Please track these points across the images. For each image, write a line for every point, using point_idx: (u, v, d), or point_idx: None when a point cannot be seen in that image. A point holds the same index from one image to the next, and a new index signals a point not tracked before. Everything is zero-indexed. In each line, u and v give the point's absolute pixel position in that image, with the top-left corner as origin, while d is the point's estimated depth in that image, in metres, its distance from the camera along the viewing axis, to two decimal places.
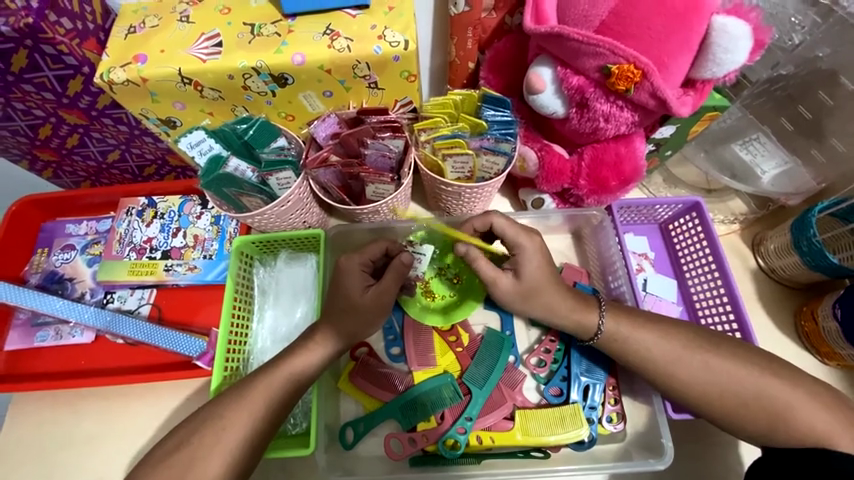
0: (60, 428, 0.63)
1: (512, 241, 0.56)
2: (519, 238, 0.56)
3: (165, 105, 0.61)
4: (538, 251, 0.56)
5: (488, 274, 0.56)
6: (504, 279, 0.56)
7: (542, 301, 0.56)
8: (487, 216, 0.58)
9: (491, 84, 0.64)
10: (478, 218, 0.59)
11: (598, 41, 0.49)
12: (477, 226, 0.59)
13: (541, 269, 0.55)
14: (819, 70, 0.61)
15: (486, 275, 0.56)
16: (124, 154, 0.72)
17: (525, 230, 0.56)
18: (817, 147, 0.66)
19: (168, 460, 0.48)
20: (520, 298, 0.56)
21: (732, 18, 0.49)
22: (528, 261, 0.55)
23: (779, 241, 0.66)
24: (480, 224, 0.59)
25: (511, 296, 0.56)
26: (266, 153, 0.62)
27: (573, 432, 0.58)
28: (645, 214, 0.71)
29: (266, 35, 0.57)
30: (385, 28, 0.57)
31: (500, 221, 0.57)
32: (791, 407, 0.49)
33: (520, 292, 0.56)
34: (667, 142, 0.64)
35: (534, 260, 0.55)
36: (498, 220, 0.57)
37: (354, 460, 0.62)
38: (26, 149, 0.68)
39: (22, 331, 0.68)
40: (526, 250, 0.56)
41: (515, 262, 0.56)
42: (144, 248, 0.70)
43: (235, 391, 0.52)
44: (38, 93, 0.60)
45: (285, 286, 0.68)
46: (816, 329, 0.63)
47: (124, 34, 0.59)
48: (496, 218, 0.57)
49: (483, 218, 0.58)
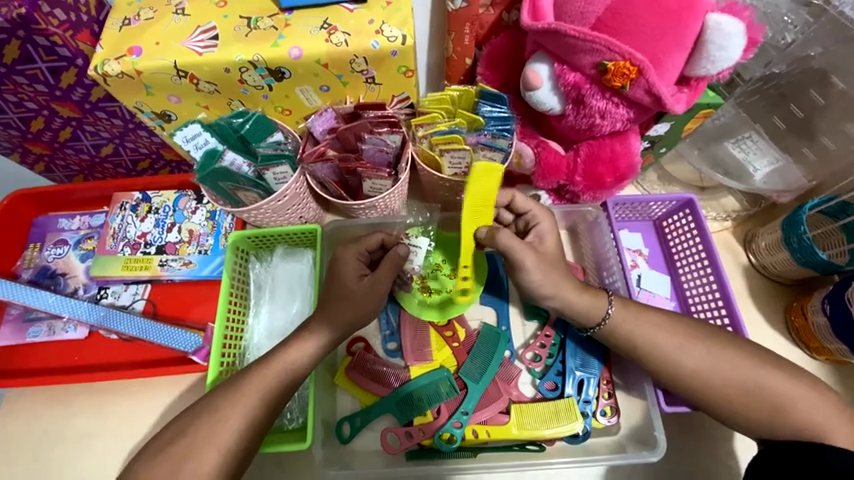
0: (52, 424, 0.63)
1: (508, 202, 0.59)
2: (540, 210, 0.60)
3: (160, 99, 0.60)
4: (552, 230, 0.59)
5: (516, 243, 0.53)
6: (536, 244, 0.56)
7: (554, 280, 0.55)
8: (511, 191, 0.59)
9: (489, 81, 0.64)
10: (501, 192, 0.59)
11: (594, 38, 0.50)
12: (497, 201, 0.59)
13: (555, 242, 0.59)
14: (811, 69, 0.62)
15: (515, 244, 0.53)
16: (118, 148, 0.71)
17: (545, 209, 0.61)
18: (808, 146, 0.67)
19: (164, 452, 0.48)
20: (548, 267, 0.55)
21: (726, 18, 0.49)
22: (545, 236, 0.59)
23: (770, 237, 0.67)
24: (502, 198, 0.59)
25: (543, 265, 0.55)
26: (263, 147, 0.61)
27: (568, 426, 0.59)
28: (640, 211, 0.72)
29: (262, 28, 0.57)
30: (383, 22, 0.57)
31: (522, 195, 0.59)
32: (784, 399, 0.50)
33: (549, 260, 0.56)
34: (662, 139, 0.65)
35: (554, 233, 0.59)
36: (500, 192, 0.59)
37: (351, 454, 0.62)
38: (17, 142, 0.67)
39: (13, 327, 0.67)
40: (548, 223, 0.59)
41: (540, 231, 0.59)
42: (138, 243, 0.69)
43: (233, 384, 0.52)
44: (30, 85, 0.59)
45: (281, 282, 0.67)
46: (806, 324, 0.64)
47: (118, 26, 0.58)
48: (521, 193, 0.60)
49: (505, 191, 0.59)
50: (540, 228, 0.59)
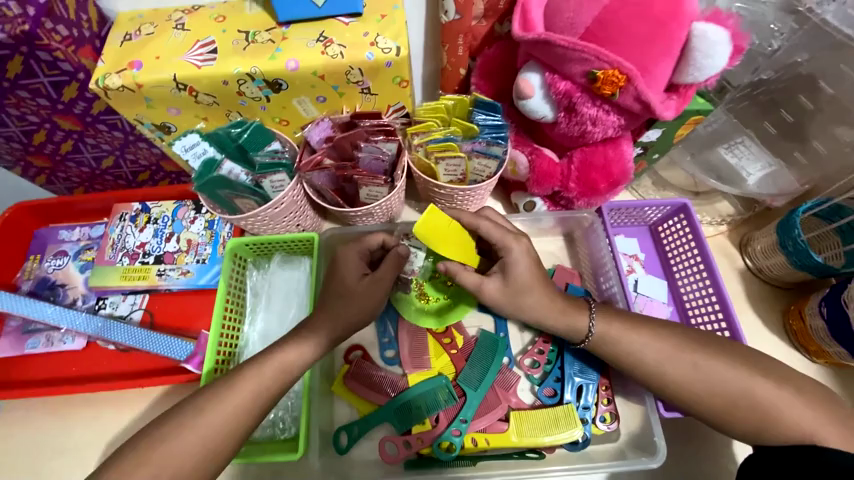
0: (51, 436, 0.63)
1: (471, 225, 0.58)
2: (504, 239, 0.56)
3: (160, 111, 0.62)
4: (523, 260, 0.55)
5: (472, 282, 0.56)
6: (490, 283, 0.56)
7: (528, 305, 0.55)
8: (477, 217, 0.58)
9: (483, 90, 0.66)
10: (467, 215, 0.59)
11: (583, 47, 0.51)
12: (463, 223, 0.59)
13: (529, 265, 0.56)
14: (799, 75, 0.64)
15: (470, 283, 0.56)
16: (118, 160, 0.72)
17: (512, 234, 0.57)
18: (799, 150, 0.68)
19: (146, 459, 0.44)
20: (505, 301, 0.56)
21: (711, 26, 0.50)
22: (514, 265, 0.55)
23: (765, 241, 0.67)
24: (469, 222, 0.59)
25: (498, 300, 0.56)
26: (260, 155, 0.62)
27: (568, 433, 0.58)
28: (635, 216, 0.72)
29: (260, 42, 0.58)
30: (377, 35, 0.58)
31: (488, 225, 0.58)
32: (778, 405, 0.49)
33: (507, 294, 0.56)
34: (654, 145, 0.66)
35: (524, 262, 0.55)
36: (465, 213, 0.59)
37: (349, 464, 0.61)
38: (19, 155, 0.68)
39: (12, 339, 0.67)
40: (514, 253, 0.56)
41: (504, 265, 0.56)
42: (136, 253, 0.70)
43: (228, 378, 0.50)
44: (32, 99, 0.60)
45: (278, 289, 0.67)
46: (804, 328, 0.63)
47: (120, 41, 0.60)
48: (484, 221, 0.57)
49: (470, 219, 0.58)
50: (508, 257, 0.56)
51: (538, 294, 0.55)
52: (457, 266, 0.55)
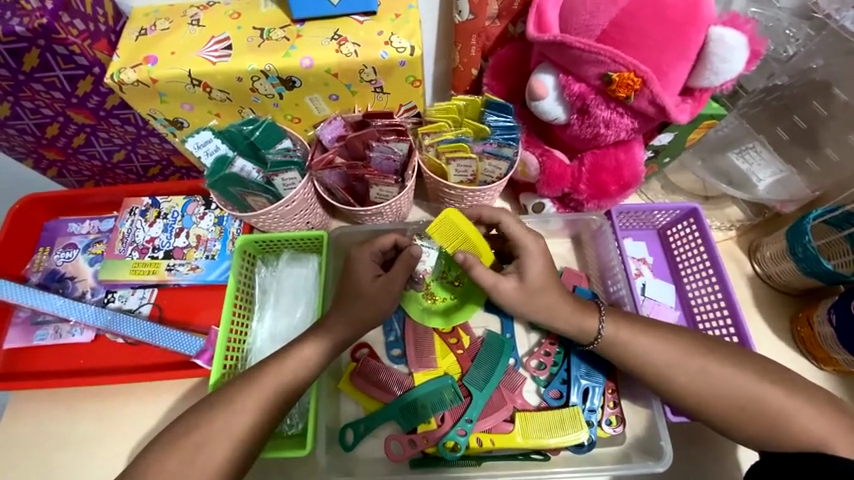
0: (58, 427, 0.63)
1: (494, 219, 0.57)
2: (526, 243, 0.55)
3: (173, 106, 0.62)
4: (540, 254, 0.55)
5: (489, 280, 0.54)
6: (507, 282, 0.55)
7: (543, 305, 0.55)
8: (498, 212, 0.57)
9: (494, 91, 0.66)
10: (487, 209, 0.58)
11: (599, 49, 0.51)
12: (483, 216, 0.58)
13: (545, 260, 0.56)
14: (813, 81, 0.63)
15: (487, 281, 0.54)
16: (130, 154, 0.72)
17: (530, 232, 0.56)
18: (812, 157, 0.68)
19: (177, 444, 0.47)
20: (525, 299, 0.55)
21: (729, 30, 0.50)
22: (532, 263, 0.55)
23: (774, 247, 0.67)
24: (487, 215, 0.58)
25: (517, 299, 0.55)
26: (272, 153, 0.62)
27: (573, 435, 0.59)
28: (644, 220, 0.72)
29: (275, 39, 0.58)
30: (391, 34, 0.58)
31: (509, 220, 0.56)
32: (787, 410, 0.49)
33: (526, 292, 0.55)
34: (665, 149, 0.66)
35: (539, 261, 0.55)
36: (487, 209, 0.59)
37: (354, 462, 0.61)
38: (31, 147, 0.68)
39: (21, 330, 0.68)
40: (530, 250, 0.55)
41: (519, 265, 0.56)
42: (146, 248, 0.70)
43: (246, 377, 0.51)
44: (47, 92, 0.60)
45: (286, 287, 0.68)
46: (812, 335, 0.63)
47: (135, 36, 0.60)
48: (506, 216, 0.57)
49: (491, 213, 0.57)
50: (526, 253, 0.55)
51: (552, 291, 0.55)
52: (475, 259, 0.53)
